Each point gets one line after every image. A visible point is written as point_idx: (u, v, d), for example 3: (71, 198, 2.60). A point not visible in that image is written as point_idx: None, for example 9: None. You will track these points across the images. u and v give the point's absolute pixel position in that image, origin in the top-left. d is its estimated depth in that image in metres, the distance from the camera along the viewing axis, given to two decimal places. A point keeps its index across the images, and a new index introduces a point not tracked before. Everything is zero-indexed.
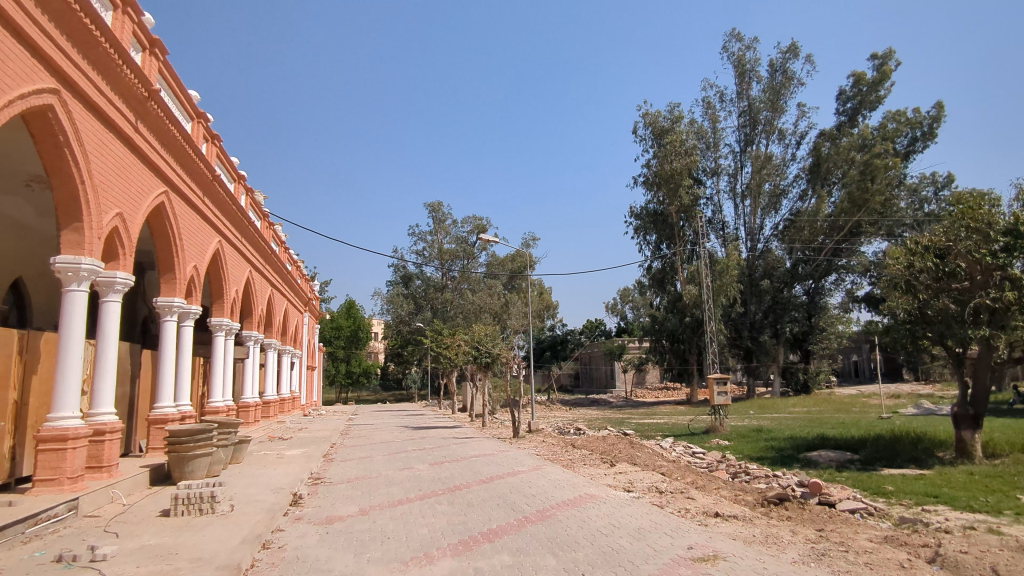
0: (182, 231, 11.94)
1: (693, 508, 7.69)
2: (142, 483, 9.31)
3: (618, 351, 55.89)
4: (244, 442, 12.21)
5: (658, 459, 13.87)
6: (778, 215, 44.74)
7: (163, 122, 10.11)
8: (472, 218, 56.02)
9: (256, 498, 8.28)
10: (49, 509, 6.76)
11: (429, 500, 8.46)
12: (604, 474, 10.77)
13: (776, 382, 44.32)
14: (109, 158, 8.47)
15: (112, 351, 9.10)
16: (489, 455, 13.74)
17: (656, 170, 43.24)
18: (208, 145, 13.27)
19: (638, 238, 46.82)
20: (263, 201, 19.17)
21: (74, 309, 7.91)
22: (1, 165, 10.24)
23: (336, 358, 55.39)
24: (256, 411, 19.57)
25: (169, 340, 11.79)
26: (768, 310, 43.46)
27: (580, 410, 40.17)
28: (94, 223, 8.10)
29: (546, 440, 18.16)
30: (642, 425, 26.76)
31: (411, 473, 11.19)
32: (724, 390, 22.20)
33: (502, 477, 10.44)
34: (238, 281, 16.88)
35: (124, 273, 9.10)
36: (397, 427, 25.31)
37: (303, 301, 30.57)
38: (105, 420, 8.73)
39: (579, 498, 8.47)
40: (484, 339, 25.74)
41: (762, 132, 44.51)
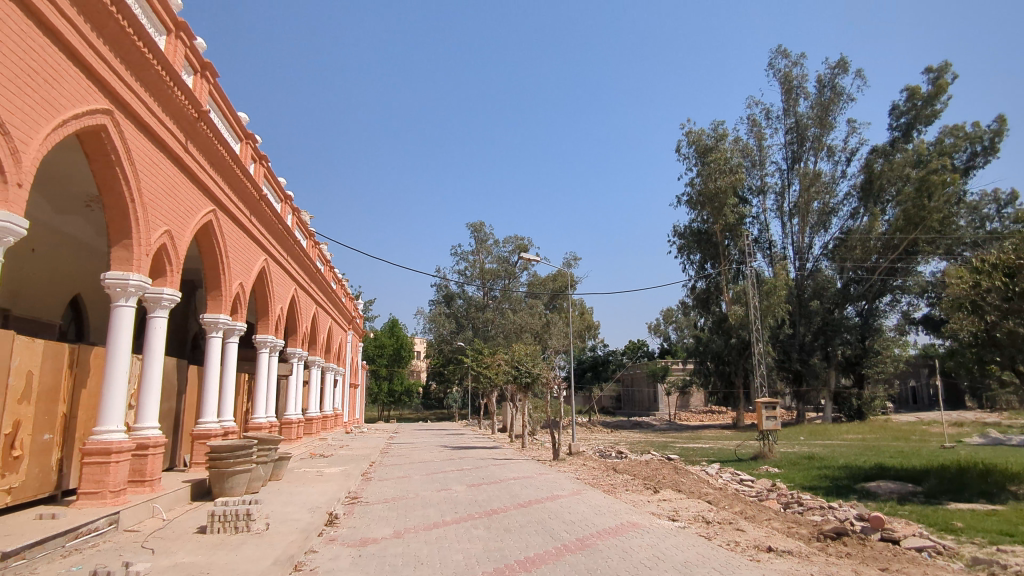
0: (229, 249, 12.17)
1: (742, 541, 7.28)
2: (183, 498, 9.37)
3: (661, 372, 54.79)
4: (284, 459, 12.25)
5: (704, 486, 13.34)
6: (828, 233, 43.37)
7: (212, 143, 10.35)
8: (514, 237, 56.21)
9: (292, 517, 8.23)
10: (90, 522, 6.83)
11: (466, 524, 8.24)
12: (648, 502, 10.36)
13: (828, 407, 42.63)
14: (159, 177, 8.66)
15: (158, 367, 9.26)
16: (529, 478, 13.43)
17: (700, 189, 42.59)
18: (256, 166, 13.56)
19: (681, 257, 46.11)
20: (308, 220, 19.52)
21: (122, 324, 8.07)
22: (62, 186, 10.65)
23: (378, 376, 55.94)
24: (298, 427, 19.73)
25: (214, 357, 11.97)
26: (818, 332, 41.99)
27: (622, 432, 39.35)
28: (144, 240, 8.28)
29: (587, 464, 17.75)
30: (686, 449, 25.97)
31: (449, 495, 10.99)
32: (773, 414, 21.33)
33: (542, 501, 10.15)
34: (283, 298, 17.15)
35: (172, 289, 9.27)
36: (437, 446, 25.18)
37: (347, 319, 31.02)
38: (149, 434, 8.84)
39: (620, 526, 8.12)
40: (525, 359, 25.51)
41: (810, 149, 43.42)
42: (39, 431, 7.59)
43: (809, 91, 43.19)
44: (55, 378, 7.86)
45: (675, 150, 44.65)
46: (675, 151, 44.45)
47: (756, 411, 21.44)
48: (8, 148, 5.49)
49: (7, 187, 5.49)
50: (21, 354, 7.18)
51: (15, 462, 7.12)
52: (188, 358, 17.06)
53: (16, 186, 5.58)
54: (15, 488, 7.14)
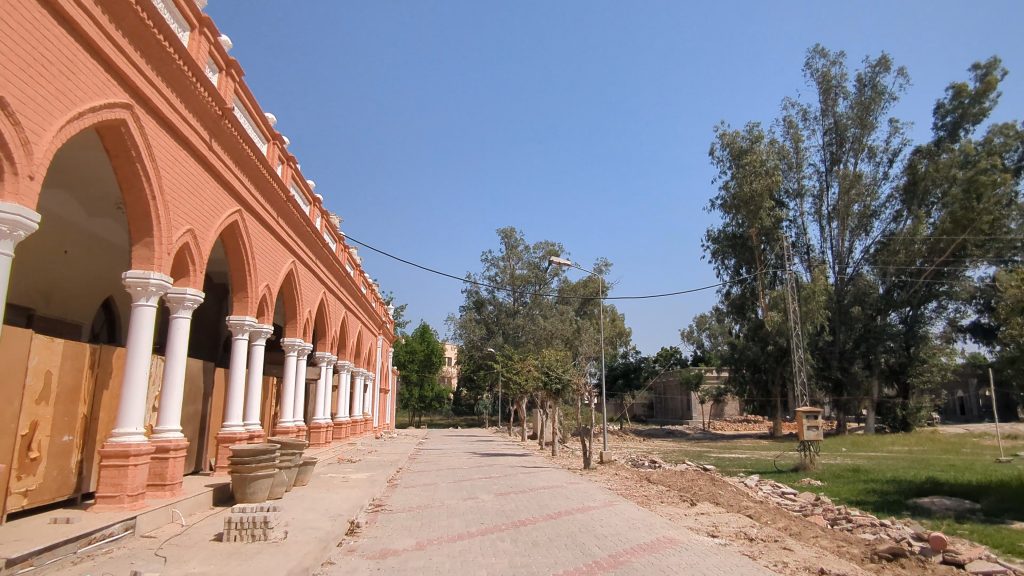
0: (255, 250, 12.02)
1: (789, 561, 6.72)
2: (204, 503, 9.18)
3: (695, 380, 53.64)
4: (309, 464, 12.04)
5: (743, 499, 12.71)
6: (870, 237, 41.92)
7: (237, 142, 10.22)
8: (544, 243, 55.87)
9: (311, 526, 7.94)
10: (104, 528, 6.63)
11: (491, 536, 7.84)
12: (685, 515, 9.80)
13: (871, 418, 41.11)
14: (181, 174, 8.51)
15: (181, 369, 9.09)
16: (559, 487, 12.95)
17: (734, 192, 41.63)
18: (284, 167, 13.43)
19: (716, 262, 45.14)
20: (337, 223, 19.42)
21: (142, 323, 7.90)
22: (91, 188, 10.61)
23: (409, 382, 56.01)
24: (326, 432, 19.57)
25: (240, 359, 11.81)
26: (860, 340, 40.53)
27: (655, 441, 38.43)
28: (165, 238, 8.11)
29: (619, 473, 17.19)
30: (723, 459, 25.11)
31: (475, 504, 10.59)
32: (815, 424, 20.37)
33: (572, 513, 9.68)
34: (312, 302, 17.04)
35: (194, 289, 9.11)
36: (465, 453, 24.82)
37: (377, 324, 30.97)
38: (170, 437, 8.66)
39: (656, 542, 7.64)
40: (555, 365, 25.02)
41: (850, 150, 42.10)
42: (58, 432, 7.45)
43: (849, 90, 41.87)
44: (75, 378, 7.73)
45: (709, 153, 43.82)
46: (709, 154, 43.56)
47: (797, 421, 20.53)
48: (19, 140, 5.31)
49: (18, 179, 5.29)
50: (39, 353, 7.06)
51: (32, 464, 6.98)
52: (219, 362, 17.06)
53: (28, 178, 5.40)
54: (32, 490, 7.00)
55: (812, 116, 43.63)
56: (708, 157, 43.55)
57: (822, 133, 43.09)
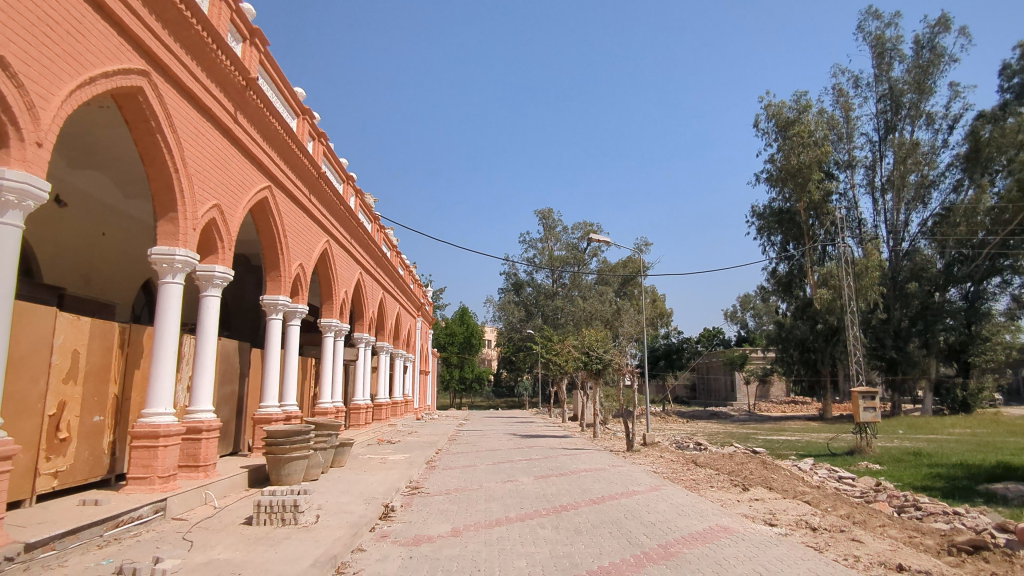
0: (287, 228, 11.75)
1: (861, 555, 6.07)
2: (238, 485, 9.02)
3: (740, 361, 52.20)
4: (346, 445, 11.85)
5: (798, 483, 12.01)
6: (928, 209, 39.67)
7: (263, 114, 9.90)
8: (583, 223, 54.91)
9: (344, 509, 7.65)
10: (132, 511, 6.44)
11: (531, 522, 7.38)
12: (739, 502, 9.18)
13: (928, 399, 39.27)
14: (206, 148, 8.23)
15: (212, 348, 8.89)
16: (602, 471, 12.45)
17: (781, 165, 39.90)
18: (315, 144, 13.11)
19: (761, 239, 43.56)
20: (372, 203, 19.15)
21: (170, 301, 7.68)
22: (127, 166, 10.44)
23: (449, 364, 56.18)
24: (366, 413, 19.48)
25: (275, 339, 11.65)
26: (917, 317, 38.59)
27: (700, 423, 37.45)
28: (190, 213, 7.85)
29: (663, 456, 16.57)
30: (771, 442, 24.22)
31: (515, 488, 10.20)
32: (872, 405, 19.30)
33: (617, 498, 9.18)
34: (348, 282, 16.85)
35: (223, 267, 8.88)
36: (506, 434, 24.55)
37: (415, 305, 30.86)
38: (202, 418, 8.53)
39: (708, 531, 7.07)
40: (595, 344, 24.40)
41: (906, 117, 39.76)
42: (88, 412, 7.28)
43: (905, 53, 39.50)
44: (104, 357, 7.53)
45: (753, 125, 42.08)
46: (754, 127, 41.83)
47: (852, 401, 19.50)
48: (24, 103, 5.02)
49: (23, 146, 5.00)
50: (64, 332, 6.85)
51: (62, 445, 6.82)
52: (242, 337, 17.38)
53: (35, 145, 5.11)
54: (63, 472, 6.86)
55: (865, 83, 41.38)
56: (752, 129, 41.83)
57: (876, 100, 40.79)
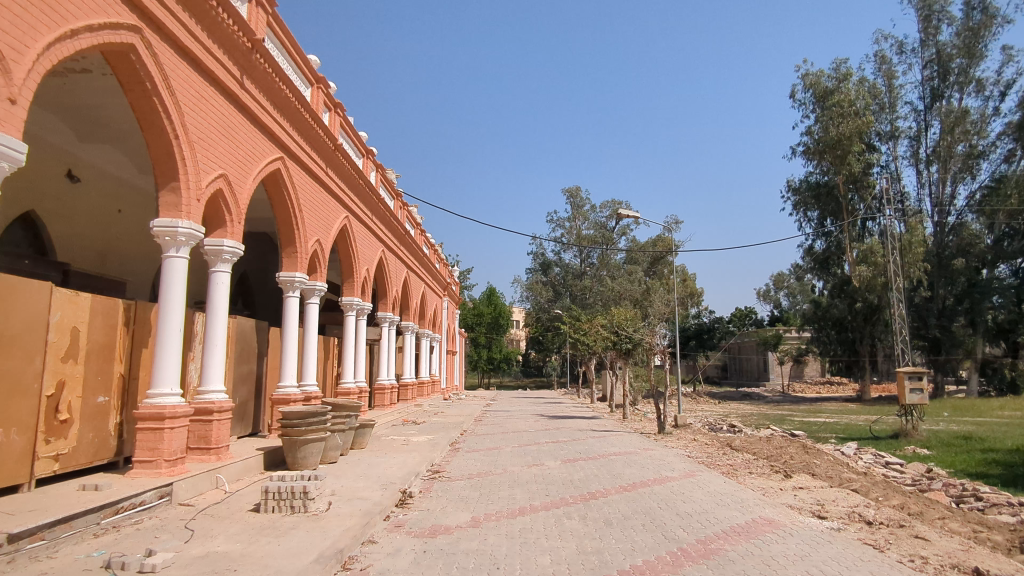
0: (303, 202, 11.30)
1: (929, 556, 5.42)
2: (253, 467, 8.69)
3: (774, 341, 50.83)
4: (366, 427, 11.47)
5: (843, 470, 11.28)
6: (977, 181, 37.65)
7: (272, 80, 9.43)
8: (611, 201, 53.78)
9: (359, 495, 7.23)
10: (134, 496, 6.10)
11: (557, 512, 6.87)
12: (781, 490, 8.52)
13: (973, 379, 37.72)
14: (209, 115, 7.78)
15: (223, 326, 8.50)
16: (632, 455, 11.85)
17: (819, 136, 38.17)
18: (331, 115, 12.60)
19: (797, 215, 41.99)
20: (393, 179, 18.65)
21: (174, 276, 7.28)
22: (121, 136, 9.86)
23: (477, 344, 55.90)
24: (392, 393, 19.18)
25: (292, 317, 11.27)
26: (962, 295, 36.93)
27: (733, 405, 36.49)
28: (194, 183, 7.40)
29: (696, 439, 15.90)
30: (808, 424, 23.32)
31: (541, 472, 9.69)
32: (919, 386, 18.29)
33: (650, 484, 8.61)
34: (370, 260, 16.41)
35: (232, 241, 8.45)
36: (534, 416, 24.05)
37: (441, 285, 30.48)
38: (213, 399, 8.19)
39: (751, 524, 6.44)
40: (625, 324, 23.67)
41: (954, 84, 37.65)
42: (92, 392, 6.94)
43: (954, 16, 37.29)
44: (107, 335, 7.16)
45: (790, 96, 40.37)
46: (790, 98, 40.14)
47: (897, 382, 18.50)
48: None
49: None
50: (62, 309, 6.47)
51: (63, 427, 6.50)
52: (255, 311, 17.27)
53: (7, 101, 4.67)
54: (64, 455, 6.54)
55: (910, 49, 39.27)
56: (789, 100, 40.14)
57: (921, 67, 38.71)
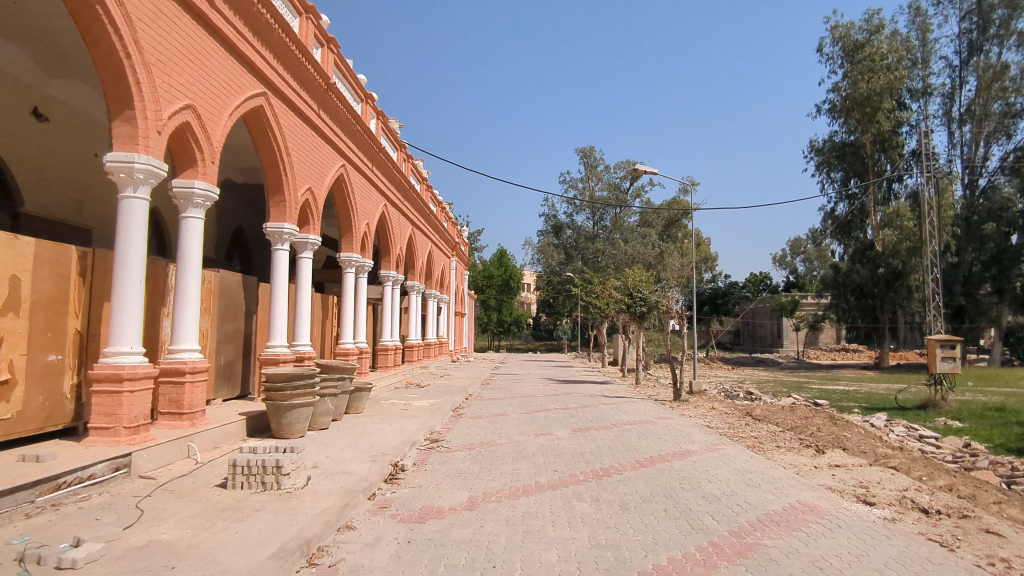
0: (291, 144, 10.35)
1: (1008, 557, 4.56)
2: (233, 434, 7.95)
3: (790, 307, 49.54)
4: (362, 390, 10.67)
5: (877, 444, 10.38)
6: (1012, 141, 35.58)
7: (249, 1, 8.46)
8: (626, 162, 52.16)
9: (343, 469, 6.45)
10: (80, 469, 5.32)
11: (565, 492, 6.06)
12: (816, 468, 7.63)
13: (996, 348, 36.47)
14: (169, 34, 6.89)
15: (196, 279, 7.63)
16: (648, 424, 10.98)
17: (846, 93, 36.22)
18: (325, 51, 11.56)
19: (820, 175, 40.13)
20: (397, 128, 17.55)
21: (132, 219, 6.41)
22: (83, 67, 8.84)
23: (488, 306, 55.16)
24: (395, 354, 18.42)
25: (281, 272, 10.39)
26: (991, 261, 35.39)
27: (748, 371, 35.51)
28: (152, 112, 6.55)
29: (714, 407, 15.03)
30: (828, 392, 22.42)
31: (550, 443, 8.84)
32: (952, 355, 17.20)
33: (669, 459, 7.77)
34: (371, 214, 15.46)
35: (204, 182, 7.58)
36: (542, 379, 23.26)
37: (450, 245, 29.54)
38: (186, 358, 7.41)
39: (789, 511, 5.58)
40: (639, 286, 22.63)
41: (994, 37, 35.37)
42: (40, 350, 6.14)
43: None
44: (58, 286, 6.32)
45: (817, 50, 38.36)
46: (817, 52, 38.12)
47: (928, 351, 17.43)
48: None
49: None
50: None
51: (2, 390, 5.71)
52: (247, 265, 16.38)
53: None
54: (7, 421, 5.77)
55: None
56: (815, 55, 38.13)
57: (959, 19, 36.37)
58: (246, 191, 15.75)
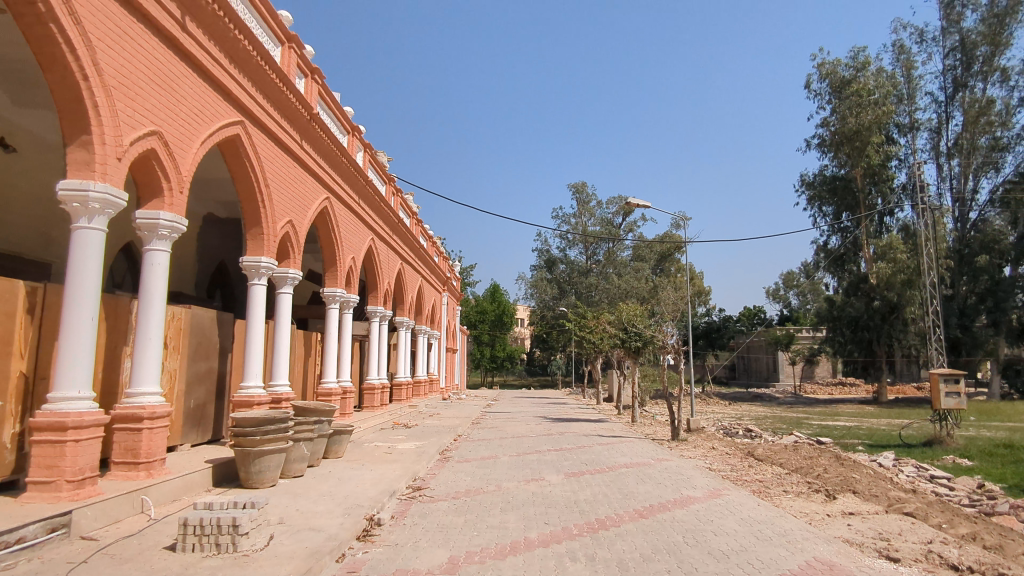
0: (271, 175, 9.94)
1: None
2: (197, 484, 7.33)
3: (785, 340, 49.13)
4: (342, 433, 10.05)
5: (888, 486, 9.79)
6: (1000, 174, 35.85)
7: (226, 27, 8.15)
8: (618, 197, 52.29)
9: (312, 526, 5.84)
10: (8, 534, 4.71)
11: (557, 550, 5.45)
12: (830, 517, 7.04)
13: (995, 382, 35.97)
14: (134, 55, 6.51)
15: (159, 316, 7.07)
16: (645, 467, 10.37)
17: (835, 128, 36.49)
18: (308, 81, 11.26)
19: (812, 210, 40.23)
20: (385, 162, 17.24)
21: (85, 252, 5.91)
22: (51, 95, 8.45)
23: (481, 342, 54.45)
24: (382, 393, 17.74)
25: (257, 308, 9.84)
26: (986, 293, 35.21)
27: (746, 407, 34.79)
28: (110, 137, 6.11)
29: (714, 446, 14.38)
30: (828, 429, 21.80)
31: (541, 491, 8.23)
32: (957, 390, 16.68)
33: (670, 509, 7.16)
34: (357, 249, 14.99)
35: (171, 214, 7.11)
36: (535, 418, 22.57)
37: (441, 280, 29.06)
38: (145, 403, 6.82)
39: (806, 571, 5.00)
40: (634, 320, 22.16)
41: (978, 73, 35.85)
42: None
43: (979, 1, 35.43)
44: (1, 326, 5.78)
45: (805, 86, 38.80)
46: (805, 88, 38.55)
47: (932, 386, 16.91)
48: None
49: None
50: None
51: None
52: (228, 302, 15.83)
53: None
54: None
55: (931, 37, 37.47)
56: (803, 91, 38.55)
57: (943, 55, 36.90)
58: (232, 227, 15.28)
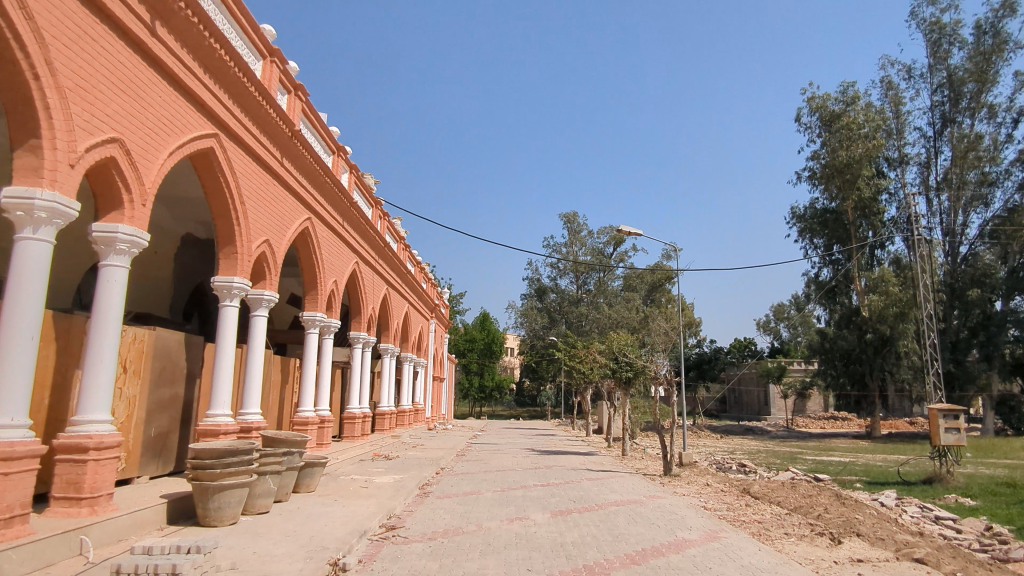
0: (246, 191, 9.48)
1: None
2: (147, 522, 6.68)
3: (776, 373, 48.70)
4: (313, 466, 9.42)
5: (892, 528, 9.24)
6: (989, 210, 35.95)
7: (202, 36, 7.78)
8: (609, 227, 52.26)
9: (268, 571, 5.24)
10: None
11: None
12: (837, 565, 6.49)
13: (988, 417, 35.52)
14: (96, 57, 6.11)
15: (113, 335, 6.48)
16: (637, 505, 9.76)
17: (826, 161, 36.67)
18: (291, 98, 10.90)
19: (803, 242, 40.24)
20: (371, 184, 16.88)
21: (28, 264, 5.39)
22: None
23: (469, 371, 53.67)
24: (363, 423, 17.06)
25: (227, 331, 9.26)
26: (977, 327, 35.08)
27: (738, 440, 34.10)
28: (62, 141, 5.65)
29: (708, 482, 13.78)
30: (823, 464, 21.23)
31: (524, 532, 7.62)
32: (956, 426, 16.22)
33: (664, 553, 6.60)
34: (339, 272, 14.50)
35: (130, 227, 6.61)
36: (523, 450, 21.85)
37: (428, 307, 28.54)
38: (92, 431, 6.20)
39: None
40: (625, 349, 21.68)
41: (966, 110, 36.27)
42: None
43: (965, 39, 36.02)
44: None
45: (796, 119, 39.11)
46: (795, 122, 38.83)
47: (931, 421, 16.46)
48: None
49: None
50: None
51: None
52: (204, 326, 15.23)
53: None
54: None
55: (919, 74, 38.03)
56: (794, 124, 38.82)
57: (931, 92, 37.44)
58: (211, 247, 14.75)
